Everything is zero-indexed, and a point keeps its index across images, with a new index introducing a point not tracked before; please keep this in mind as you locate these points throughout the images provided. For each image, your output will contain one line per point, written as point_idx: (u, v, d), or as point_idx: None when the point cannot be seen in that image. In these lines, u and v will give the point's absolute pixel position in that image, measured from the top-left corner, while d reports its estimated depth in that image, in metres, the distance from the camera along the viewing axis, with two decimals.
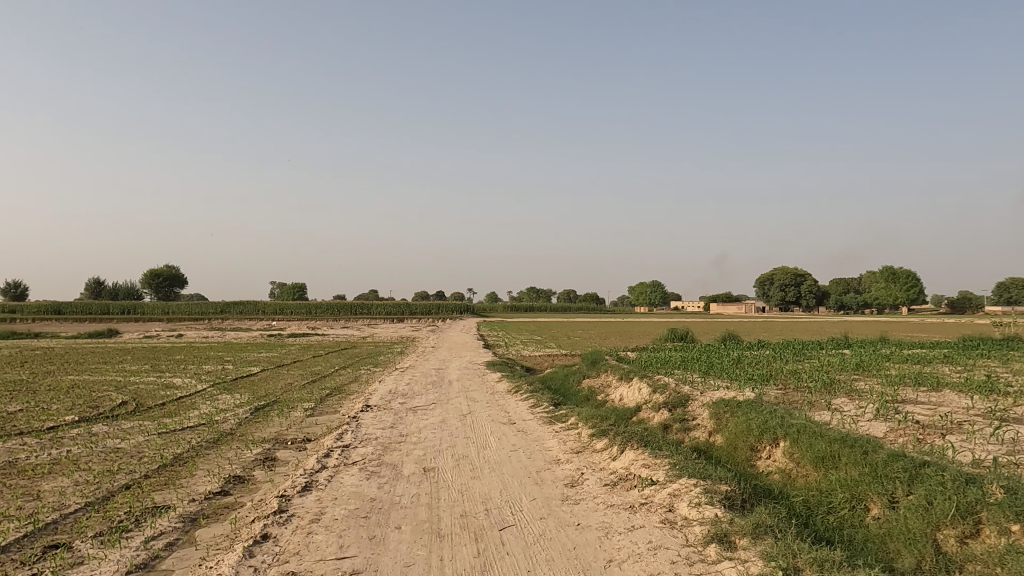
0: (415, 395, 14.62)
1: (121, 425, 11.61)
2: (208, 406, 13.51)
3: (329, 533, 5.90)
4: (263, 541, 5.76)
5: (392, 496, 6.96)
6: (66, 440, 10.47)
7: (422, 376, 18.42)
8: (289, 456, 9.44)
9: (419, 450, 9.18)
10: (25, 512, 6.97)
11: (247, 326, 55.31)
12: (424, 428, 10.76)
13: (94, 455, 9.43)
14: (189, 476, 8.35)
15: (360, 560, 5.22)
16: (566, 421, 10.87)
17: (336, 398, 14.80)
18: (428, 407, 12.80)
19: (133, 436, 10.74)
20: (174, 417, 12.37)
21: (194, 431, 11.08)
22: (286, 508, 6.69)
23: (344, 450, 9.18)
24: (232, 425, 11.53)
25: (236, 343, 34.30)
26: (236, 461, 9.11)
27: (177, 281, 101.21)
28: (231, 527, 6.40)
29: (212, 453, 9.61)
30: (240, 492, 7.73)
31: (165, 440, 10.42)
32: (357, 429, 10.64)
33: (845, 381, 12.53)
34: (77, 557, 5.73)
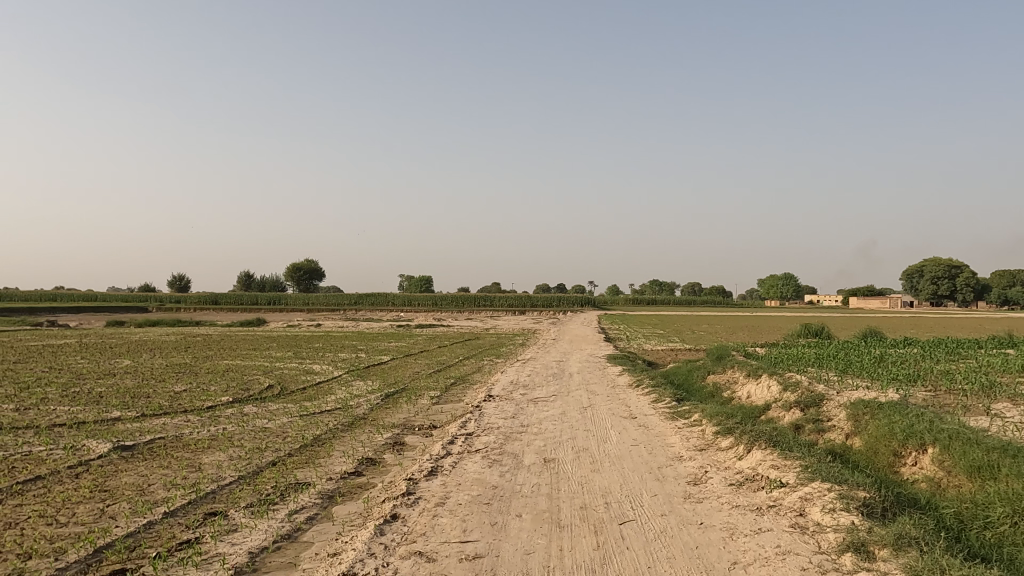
0: (536, 386, 14.82)
1: (268, 407, 12.64)
2: (343, 392, 14.42)
3: (453, 517, 6.13)
4: (393, 520, 6.08)
5: (513, 485, 7.11)
6: (222, 418, 11.57)
7: (544, 368, 18.61)
8: (416, 441, 9.88)
9: (540, 440, 9.30)
10: (189, 481, 7.78)
11: (378, 316, 58.41)
12: (545, 419, 10.88)
13: (246, 434, 10.34)
14: (327, 456, 8.96)
15: (483, 545, 5.38)
16: (690, 418, 10.59)
17: (460, 387, 15.29)
18: (549, 399, 12.94)
19: (279, 417, 11.67)
20: (313, 400, 13.30)
21: (331, 415, 11.85)
22: (414, 490, 7.01)
23: (467, 438, 9.47)
24: (365, 410, 12.23)
25: (369, 332, 36.36)
26: (369, 444, 9.66)
27: (315, 274, 108.25)
28: (364, 506, 6.80)
29: (347, 436, 10.25)
30: (372, 473, 8.19)
31: (306, 422, 11.24)
32: (480, 418, 10.93)
33: (1008, 384, 11.33)
34: (232, 524, 6.33)
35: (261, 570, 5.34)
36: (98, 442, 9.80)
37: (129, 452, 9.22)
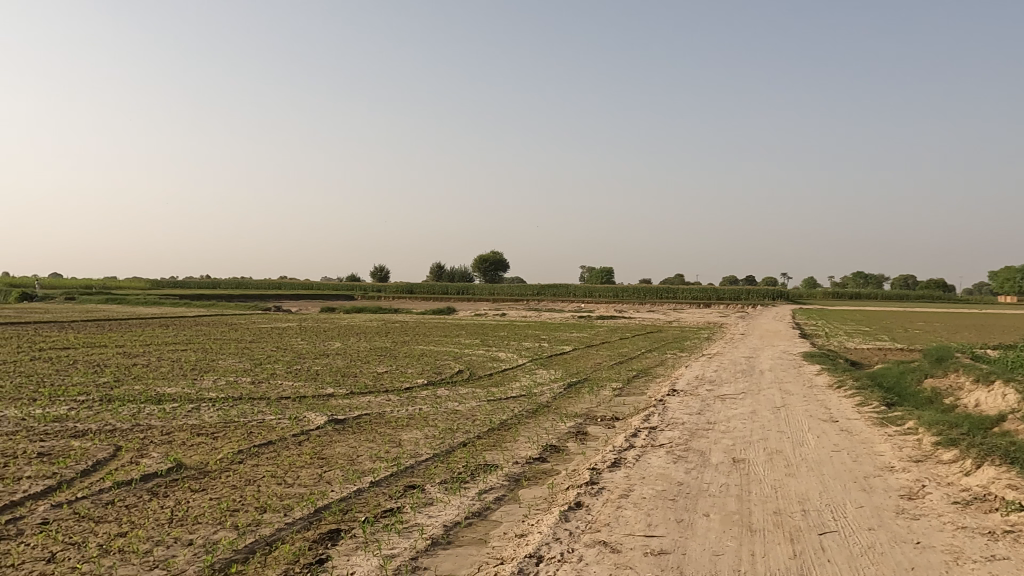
0: (724, 383, 14.22)
1: (459, 390, 13.42)
2: (528, 379, 14.90)
3: (637, 510, 6.08)
4: (577, 508, 6.17)
5: (700, 483, 6.88)
6: (418, 399, 12.48)
7: (732, 364, 17.79)
8: (599, 432, 9.92)
9: (728, 439, 8.91)
10: (391, 455, 8.49)
11: (560, 307, 59.39)
12: (733, 418, 10.40)
13: (439, 415, 11.07)
14: (513, 441, 9.31)
15: (669, 541, 5.28)
16: (903, 425, 9.54)
17: (642, 380, 15.11)
18: (737, 396, 12.35)
19: (468, 401, 12.34)
20: (499, 386, 13.89)
21: (516, 401, 12.28)
22: (597, 480, 7.06)
23: (651, 431, 9.34)
24: (548, 398, 12.54)
25: (552, 322, 37.11)
26: (553, 432, 9.88)
27: (500, 266, 112.60)
28: (549, 491, 6.97)
29: (532, 422, 10.57)
30: (556, 460, 8.37)
31: (493, 407, 11.76)
32: (665, 412, 10.70)
33: None
34: (428, 498, 6.81)
35: (454, 543, 5.68)
36: (316, 415, 11.02)
37: (341, 425, 10.27)
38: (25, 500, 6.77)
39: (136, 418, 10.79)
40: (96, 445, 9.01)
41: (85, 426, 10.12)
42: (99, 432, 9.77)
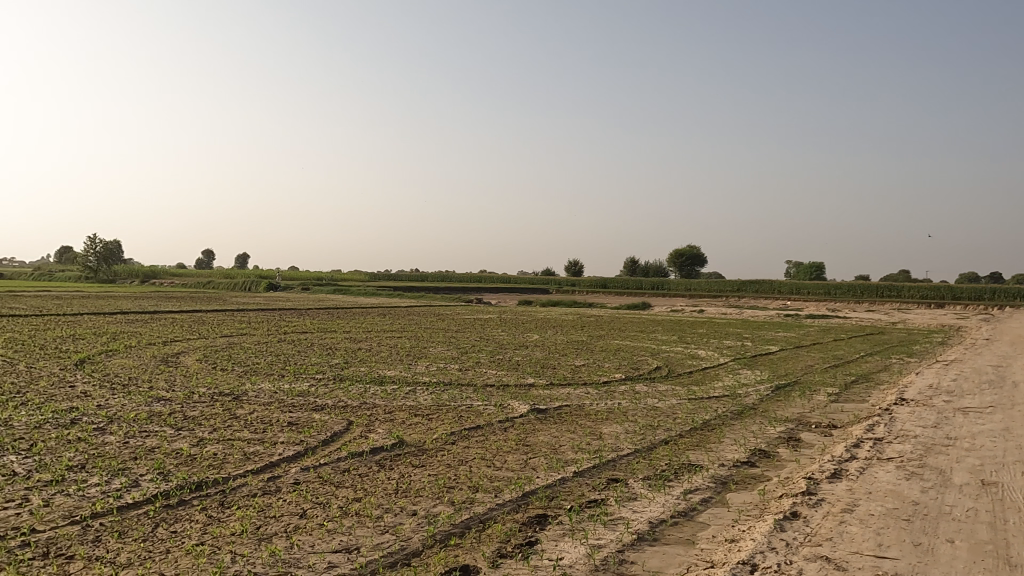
0: (965, 394, 12.49)
1: (658, 387, 13.23)
2: (731, 379, 14.27)
3: (865, 527, 5.56)
4: (794, 518, 5.80)
5: (941, 505, 6.13)
6: (617, 393, 12.50)
7: (975, 372, 15.56)
8: (814, 439, 9.23)
9: (975, 458, 7.82)
10: (593, 447, 8.61)
11: (763, 304, 56.00)
12: (980, 434, 9.11)
13: (639, 410, 10.99)
14: (717, 442, 8.98)
15: (905, 565, 4.78)
16: None
17: (863, 386, 13.76)
18: (984, 410, 10.78)
19: (668, 398, 12.11)
20: (700, 385, 13.47)
21: (719, 401, 11.81)
22: (816, 490, 6.57)
23: (876, 443, 8.48)
24: (754, 400, 11.90)
25: (754, 320, 35.08)
26: (761, 436, 9.36)
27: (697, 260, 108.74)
28: (760, 497, 6.63)
29: (738, 424, 10.11)
30: (766, 465, 7.93)
31: (694, 405, 11.43)
32: (892, 423, 9.66)
33: None
34: (632, 493, 6.82)
35: (661, 541, 5.63)
36: (519, 403, 11.49)
37: (543, 415, 10.61)
38: (281, 462, 7.86)
39: (363, 396, 12.02)
40: (333, 419, 10.19)
41: (323, 401, 11.48)
42: (334, 408, 11.04)
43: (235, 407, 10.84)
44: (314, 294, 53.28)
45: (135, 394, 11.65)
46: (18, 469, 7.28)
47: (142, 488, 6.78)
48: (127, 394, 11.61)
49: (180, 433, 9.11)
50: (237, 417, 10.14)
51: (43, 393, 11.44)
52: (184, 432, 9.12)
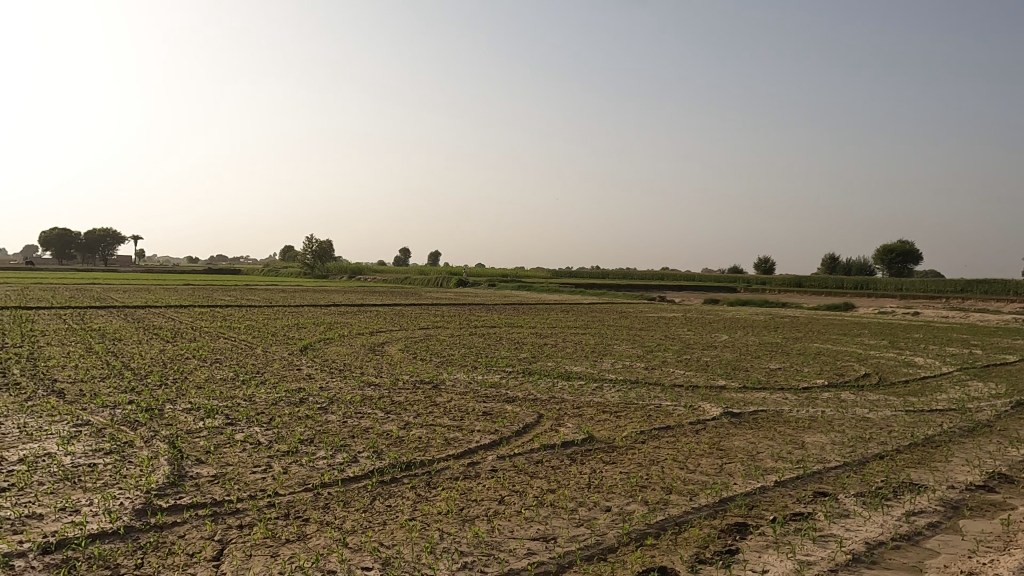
0: None
1: (868, 396, 12.06)
2: (958, 391, 12.61)
3: None
4: None
5: None
6: (820, 401, 11.59)
7: None
8: None
9: None
10: (795, 457, 8.08)
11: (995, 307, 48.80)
12: None
13: (846, 420, 10.11)
14: (944, 461, 8.00)
15: None
16: None
17: None
18: None
19: (880, 408, 11.01)
20: (920, 396, 12.06)
21: (945, 415, 10.50)
22: None
23: None
24: (989, 417, 10.43)
25: (985, 325, 30.66)
26: (1000, 458, 8.19)
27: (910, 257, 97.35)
28: (1003, 529, 5.81)
29: (970, 442, 8.92)
30: (1009, 492, 6.92)
31: (913, 418, 10.27)
32: None
33: None
34: (844, 509, 6.30)
35: (881, 565, 5.15)
36: (711, 405, 11.09)
37: (738, 419, 10.14)
38: (478, 449, 8.30)
39: (551, 390, 12.31)
40: (524, 410, 10.55)
41: (514, 393, 11.93)
42: (525, 400, 11.42)
43: (435, 395, 11.61)
44: (501, 291, 55.30)
45: (350, 379, 12.91)
46: (262, 438, 8.41)
47: (360, 464, 7.50)
48: (343, 378, 12.92)
49: (389, 416, 9.95)
50: (437, 404, 10.86)
51: (277, 374, 13.08)
52: (393, 415, 9.95)
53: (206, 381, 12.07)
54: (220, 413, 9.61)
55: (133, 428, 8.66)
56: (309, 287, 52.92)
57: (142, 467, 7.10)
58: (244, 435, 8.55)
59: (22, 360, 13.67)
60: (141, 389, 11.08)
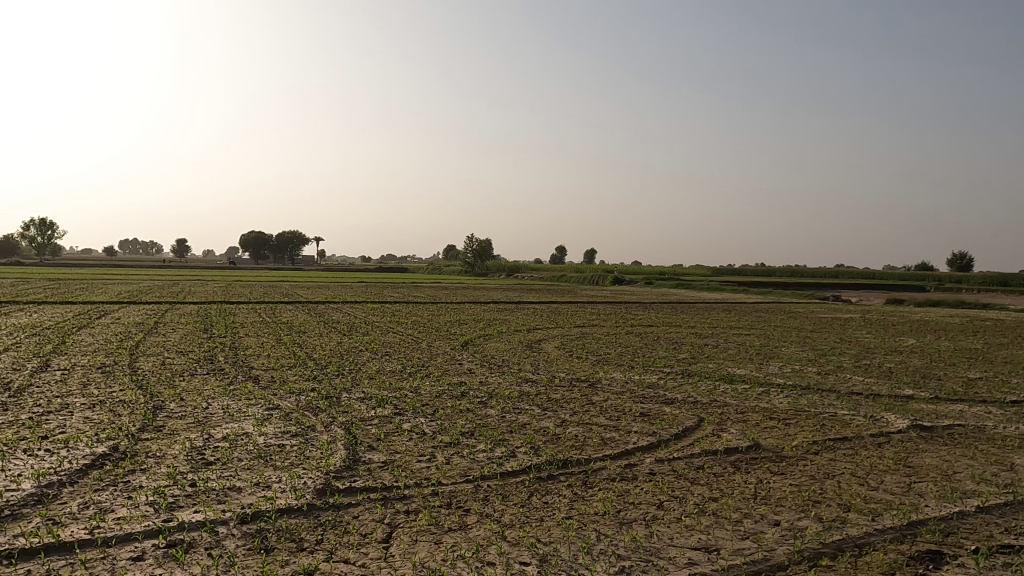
0: None
1: None
2: None
3: None
4: None
5: None
6: None
7: None
8: None
9: None
10: (1002, 480, 7.08)
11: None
12: None
13: None
14: None
15: None
16: None
17: None
18: None
19: None
20: None
21: None
22: None
23: None
24: None
25: None
26: None
27: None
28: None
29: None
30: None
31: None
32: None
33: None
34: None
35: None
36: (896, 417, 10.03)
37: (929, 433, 9.09)
38: (636, 450, 8.12)
39: (713, 393, 11.78)
40: (684, 413, 10.19)
41: (673, 395, 11.56)
42: (684, 402, 11.03)
43: (591, 393, 11.55)
44: (660, 289, 53.75)
45: (508, 375, 13.21)
46: (426, 429, 8.83)
47: (518, 459, 7.63)
48: (502, 374, 13.24)
49: (545, 413, 10.04)
50: (593, 403, 10.79)
51: (441, 368, 13.69)
52: (549, 412, 10.03)
53: (378, 372, 12.97)
54: (389, 403, 10.24)
55: (315, 414, 9.47)
56: (471, 285, 54.85)
57: (322, 450, 7.74)
58: (410, 425, 9.03)
59: (226, 348, 15.48)
60: (321, 378, 12.16)
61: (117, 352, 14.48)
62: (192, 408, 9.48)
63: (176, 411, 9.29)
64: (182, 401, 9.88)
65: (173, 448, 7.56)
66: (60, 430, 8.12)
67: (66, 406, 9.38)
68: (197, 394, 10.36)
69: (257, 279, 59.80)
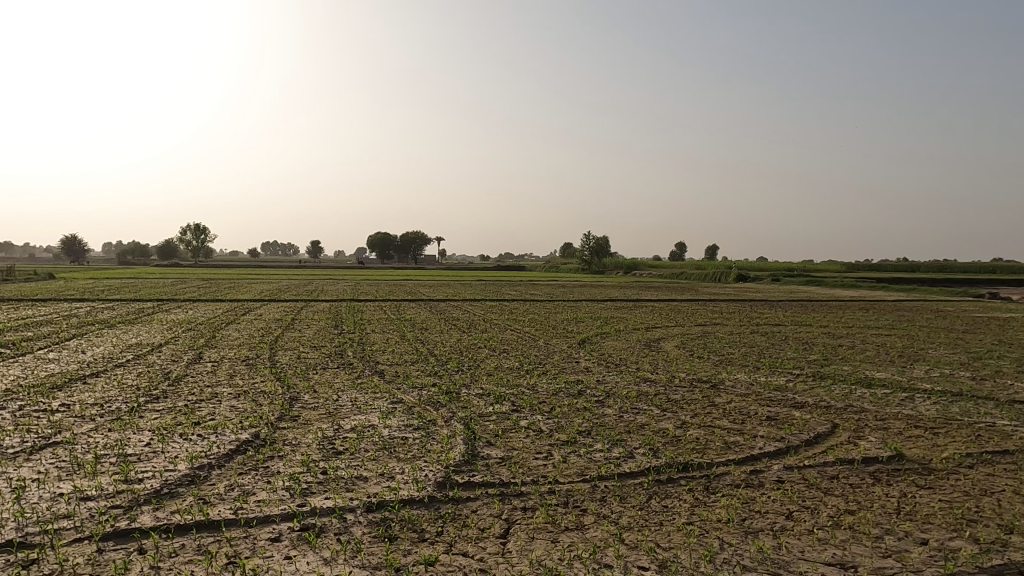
0: None
1: None
2: None
3: None
4: None
5: None
6: None
7: None
8: None
9: None
10: None
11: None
12: None
13: None
14: None
15: None
16: None
17: None
18: None
19: None
20: None
21: None
22: None
23: None
24: None
25: None
26: None
27: None
28: None
29: None
30: None
31: None
32: None
33: None
34: None
35: None
36: None
37: None
38: (762, 456, 7.71)
39: (848, 398, 10.98)
40: (816, 418, 9.55)
41: (803, 399, 10.89)
42: (816, 407, 10.36)
43: (714, 395, 11.11)
44: (789, 287, 50.74)
45: (626, 374, 12.99)
46: (543, 427, 8.84)
47: (636, 460, 7.45)
48: (619, 373, 13.04)
49: (665, 414, 9.77)
50: (716, 405, 10.37)
51: (557, 366, 13.69)
52: (669, 414, 9.75)
53: (496, 369, 13.18)
54: (507, 400, 10.36)
55: (436, 408, 9.75)
56: (588, 283, 54.36)
57: (443, 444, 7.94)
58: (527, 422, 9.08)
59: (354, 344, 16.29)
60: (442, 374, 12.52)
61: (259, 346, 15.66)
62: (324, 400, 10.06)
63: (309, 402, 9.90)
64: (315, 393, 10.51)
65: (307, 437, 8.05)
66: (210, 417, 8.89)
67: (215, 395, 10.25)
68: (328, 387, 10.99)
69: (383, 279, 59.31)
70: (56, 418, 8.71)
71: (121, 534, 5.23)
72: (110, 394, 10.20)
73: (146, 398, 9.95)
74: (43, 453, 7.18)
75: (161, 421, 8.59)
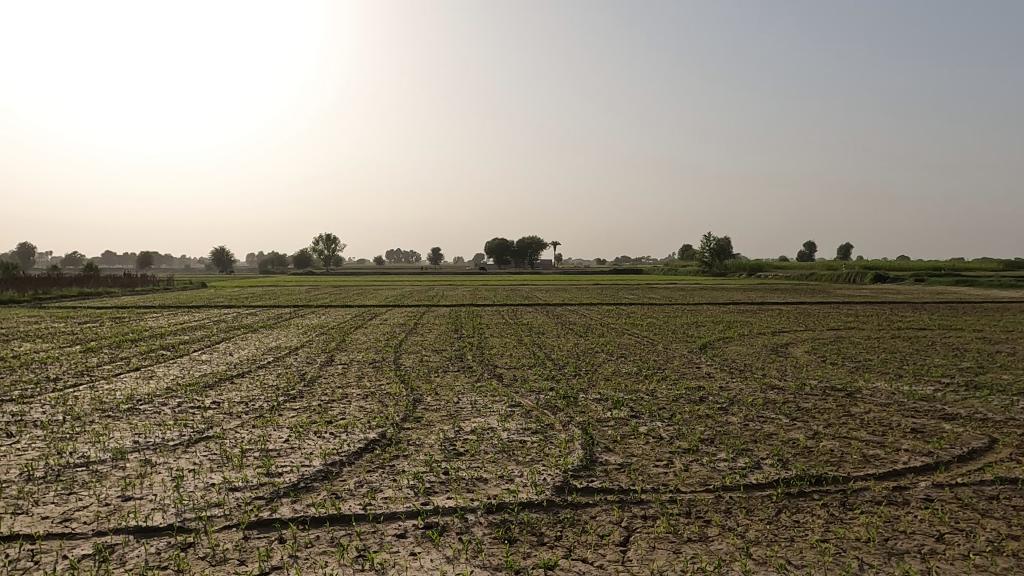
0: None
1: None
2: None
3: None
4: None
5: None
6: None
7: None
8: None
9: None
10: None
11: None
12: None
13: None
14: None
15: None
16: None
17: None
18: None
19: None
20: None
21: None
22: None
23: None
24: None
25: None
26: None
27: None
28: None
29: None
30: None
31: None
32: None
33: None
34: None
35: None
36: None
37: None
38: (907, 472, 7.10)
39: (1008, 411, 9.88)
40: (970, 432, 8.68)
41: (955, 410, 9.93)
42: (969, 419, 9.41)
43: (849, 404, 10.39)
44: (937, 288, 46.46)
45: (751, 380, 12.45)
46: (664, 433, 8.63)
47: (763, 471, 7.11)
48: (744, 379, 12.49)
49: (794, 423, 9.24)
50: (852, 415, 9.66)
51: (677, 371, 13.33)
52: (799, 423, 9.21)
53: (613, 373, 13.02)
54: (625, 406, 10.19)
55: (554, 412, 9.78)
56: (711, 287, 52.54)
57: (561, 448, 7.95)
58: (647, 428, 8.89)
59: (474, 347, 16.68)
60: (560, 378, 12.51)
61: (384, 350, 16.39)
62: (445, 403, 10.36)
63: (432, 404, 10.23)
64: (437, 395, 10.84)
65: (429, 438, 8.32)
66: (341, 416, 9.41)
67: (346, 396, 10.85)
68: (449, 390, 11.30)
69: (501, 283, 62.78)
70: (208, 414, 9.53)
71: (263, 523, 5.63)
72: (254, 393, 11.07)
73: (285, 397, 10.69)
74: (197, 446, 7.89)
75: (298, 419, 9.20)
